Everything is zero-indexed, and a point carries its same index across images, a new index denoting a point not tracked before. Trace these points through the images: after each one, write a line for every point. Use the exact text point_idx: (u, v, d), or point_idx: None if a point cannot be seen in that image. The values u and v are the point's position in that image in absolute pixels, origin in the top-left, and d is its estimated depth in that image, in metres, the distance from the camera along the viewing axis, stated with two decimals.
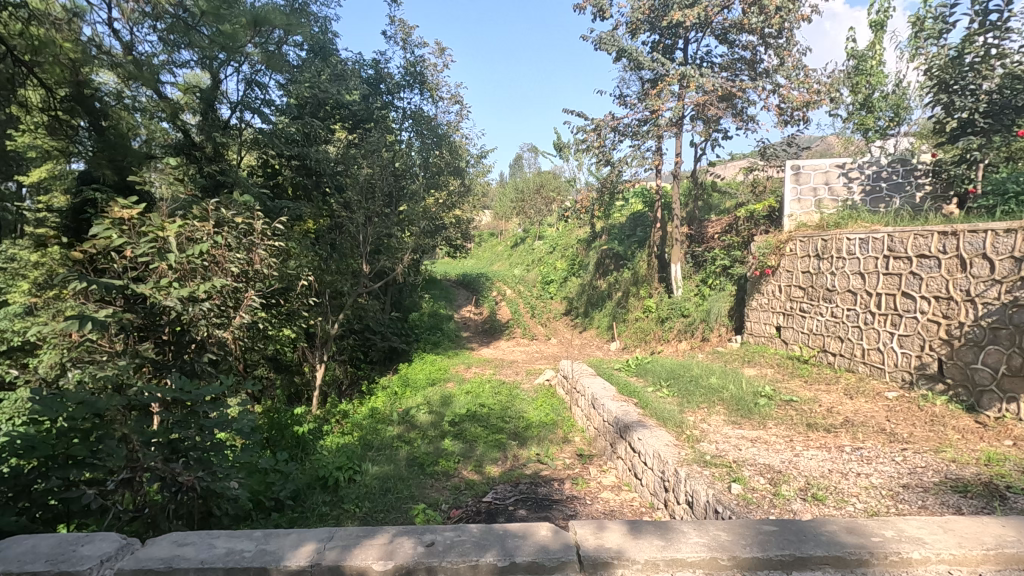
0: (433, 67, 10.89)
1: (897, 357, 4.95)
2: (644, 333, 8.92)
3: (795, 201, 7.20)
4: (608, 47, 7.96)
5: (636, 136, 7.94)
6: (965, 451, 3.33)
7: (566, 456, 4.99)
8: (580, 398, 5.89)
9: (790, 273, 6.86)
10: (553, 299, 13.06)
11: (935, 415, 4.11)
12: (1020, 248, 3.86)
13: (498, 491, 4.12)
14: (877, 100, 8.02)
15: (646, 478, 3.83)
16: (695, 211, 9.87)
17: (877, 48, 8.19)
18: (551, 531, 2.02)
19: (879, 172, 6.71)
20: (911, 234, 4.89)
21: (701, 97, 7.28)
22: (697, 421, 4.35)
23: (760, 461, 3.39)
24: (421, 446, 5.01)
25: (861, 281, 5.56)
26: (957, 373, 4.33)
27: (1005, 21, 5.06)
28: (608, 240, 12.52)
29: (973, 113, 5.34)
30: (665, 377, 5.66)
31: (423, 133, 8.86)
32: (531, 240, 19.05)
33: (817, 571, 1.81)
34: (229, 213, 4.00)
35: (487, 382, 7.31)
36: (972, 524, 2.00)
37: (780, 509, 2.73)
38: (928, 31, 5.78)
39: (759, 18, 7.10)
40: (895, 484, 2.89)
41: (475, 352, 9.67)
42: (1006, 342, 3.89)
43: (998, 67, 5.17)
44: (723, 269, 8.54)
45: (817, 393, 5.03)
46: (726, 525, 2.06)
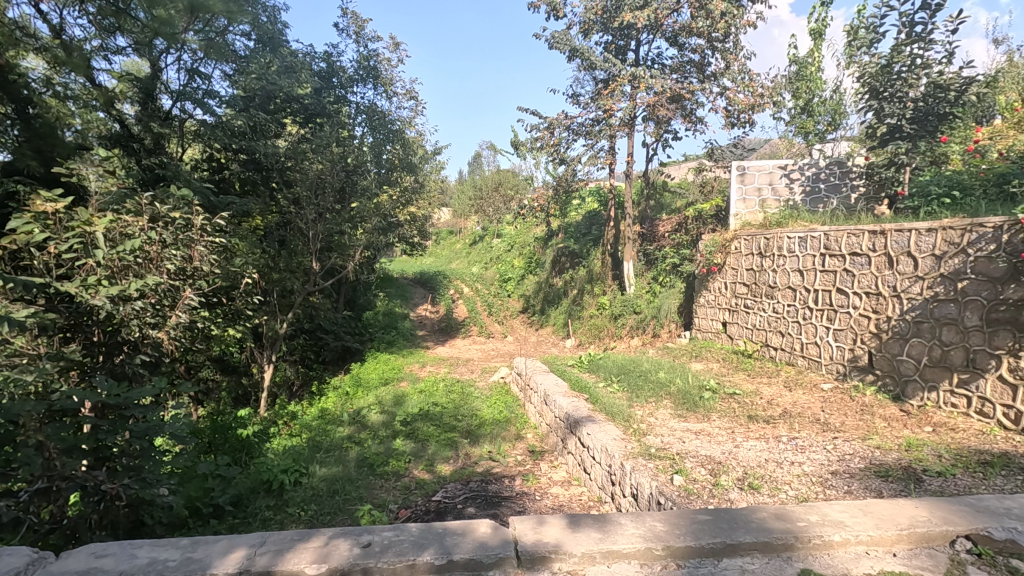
0: (388, 61, 10.74)
1: (832, 350, 5.20)
2: (598, 330, 9.06)
3: (741, 202, 7.44)
4: (562, 47, 8.02)
5: (589, 136, 8.04)
6: (890, 438, 3.53)
7: (518, 453, 5.01)
8: (533, 395, 5.92)
9: (735, 270, 7.10)
10: (511, 297, 13.09)
11: (865, 405, 4.33)
12: (939, 247, 4.10)
13: (447, 489, 4.11)
14: (816, 105, 8.38)
15: (595, 472, 3.89)
16: (648, 210, 10.08)
17: (816, 55, 8.55)
18: (491, 528, 2.02)
19: (817, 174, 6.99)
20: (845, 233, 5.14)
21: (652, 98, 7.42)
22: (645, 415, 4.45)
23: (702, 453, 3.49)
24: (372, 446, 4.93)
25: (800, 278, 5.80)
26: (885, 365, 4.58)
27: (929, 33, 5.37)
28: (563, 238, 12.62)
29: (901, 119, 5.67)
30: (616, 373, 5.77)
31: (377, 130, 8.68)
32: (489, 238, 19.03)
33: (746, 557, 1.88)
34: (165, 207, 3.78)
35: (442, 381, 7.26)
36: (890, 507, 2.12)
37: (719, 499, 2.81)
38: (861, 41, 6.09)
39: (705, 22, 7.27)
40: (825, 471, 3.03)
41: (430, 351, 9.60)
42: (928, 334, 4.15)
43: (923, 77, 5.49)
44: (673, 267, 8.79)
45: (758, 385, 5.23)
46: (664, 516, 2.11)
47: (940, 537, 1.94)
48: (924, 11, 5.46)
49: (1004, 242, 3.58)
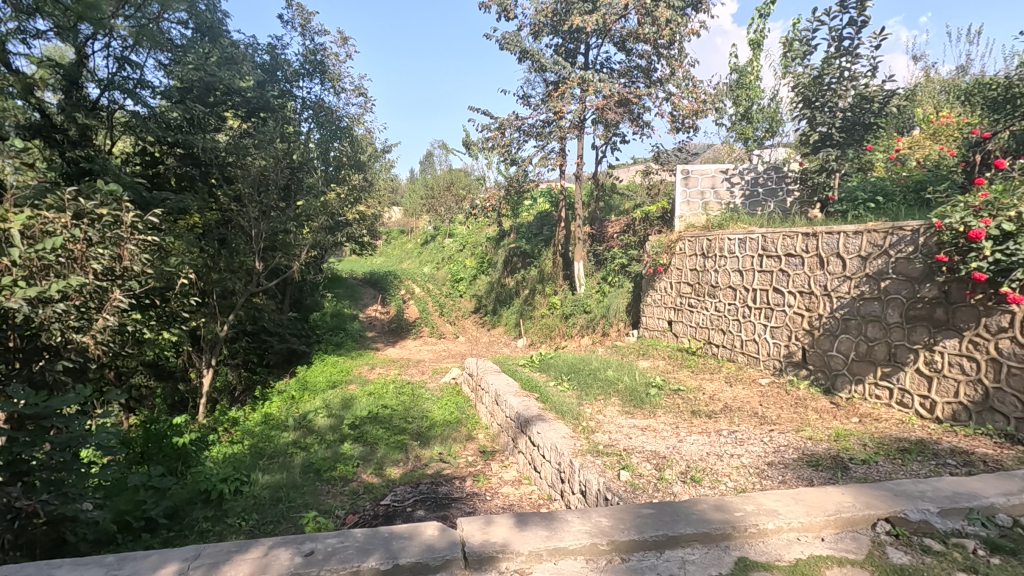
0: (335, 56, 10.48)
1: (769, 347, 5.45)
2: (549, 329, 9.14)
3: (685, 203, 7.62)
4: (512, 48, 8.06)
5: (540, 137, 8.10)
6: (821, 429, 3.73)
7: (469, 454, 4.99)
8: (484, 395, 5.91)
9: (680, 270, 7.32)
10: (463, 298, 13.02)
11: (799, 398, 4.57)
12: (864, 249, 4.36)
13: (397, 493, 4.05)
14: (755, 112, 8.77)
15: (545, 470, 3.93)
16: (597, 211, 10.25)
17: (755, 64, 8.93)
18: (438, 530, 2.01)
19: (755, 179, 7.36)
20: (781, 235, 5.39)
21: (601, 101, 7.55)
22: (594, 412, 4.53)
23: (648, 448, 3.59)
24: (318, 451, 4.79)
25: (740, 278, 6.04)
26: (816, 360, 4.85)
27: (856, 48, 5.72)
28: (515, 238, 12.66)
29: (831, 128, 6.01)
30: (566, 372, 5.84)
31: (323, 126, 8.44)
32: (441, 238, 18.87)
33: (686, 548, 1.94)
34: (90, 203, 3.55)
35: (391, 383, 7.14)
36: (820, 495, 2.25)
37: (663, 493, 2.88)
38: (795, 52, 6.42)
39: (651, 29, 7.47)
40: (762, 463, 3.17)
41: (380, 353, 9.43)
42: (856, 331, 4.42)
43: (850, 88, 5.83)
44: (622, 267, 9.00)
45: (701, 381, 5.42)
46: (609, 511, 2.16)
47: (862, 521, 2.08)
48: (852, 27, 5.83)
49: (919, 244, 3.84)
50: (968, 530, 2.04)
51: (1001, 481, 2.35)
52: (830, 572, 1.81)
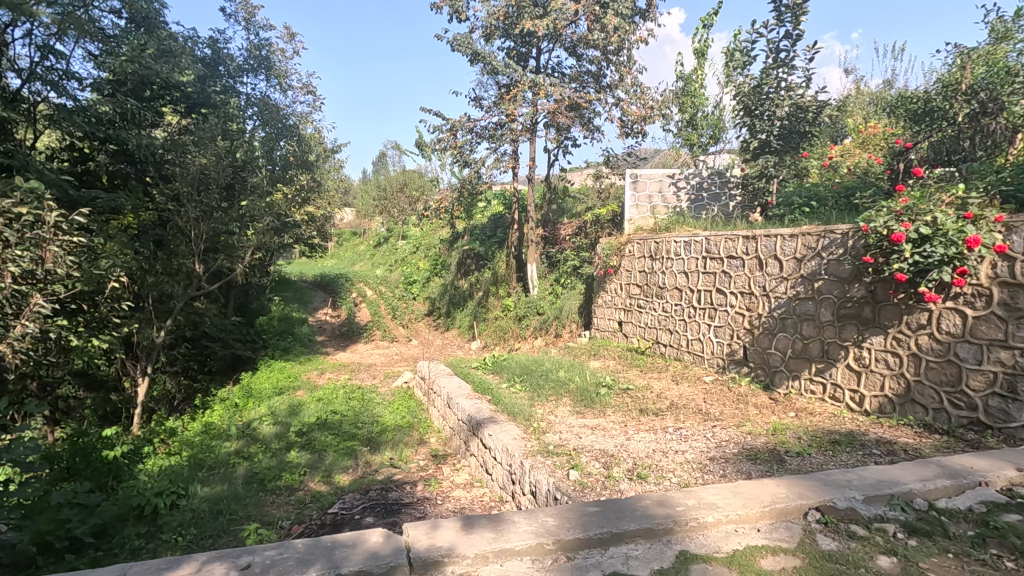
0: (282, 52, 10.17)
1: (713, 345, 5.65)
2: (502, 331, 9.16)
3: (634, 208, 7.81)
4: (464, 50, 8.05)
5: (492, 139, 8.11)
6: (760, 424, 3.89)
7: (420, 458, 4.93)
8: (437, 399, 5.86)
9: (629, 272, 7.49)
10: (416, 300, 12.87)
11: (741, 394, 4.75)
12: (799, 251, 4.58)
13: (346, 500, 3.96)
14: (699, 119, 9.09)
15: (496, 472, 3.93)
16: (550, 213, 10.34)
17: (699, 73, 9.24)
18: (382, 536, 1.98)
19: (700, 184, 7.61)
20: (723, 237, 5.59)
21: (552, 105, 7.64)
22: (545, 413, 4.57)
23: (597, 447, 3.65)
24: (263, 460, 4.62)
25: (686, 279, 6.23)
26: (757, 358, 5.06)
27: (791, 59, 6.01)
28: (468, 240, 12.63)
29: (770, 136, 6.31)
30: (519, 373, 5.86)
31: (268, 123, 8.16)
32: (394, 240, 18.58)
33: (630, 544, 1.98)
34: (7, 201, 3.17)
35: (341, 388, 6.97)
36: (756, 487, 2.34)
37: (611, 490, 2.93)
38: (736, 62, 6.69)
39: (600, 35, 7.62)
40: (704, 458, 3.28)
41: (330, 357, 9.20)
42: (792, 329, 4.64)
43: (787, 98, 6.12)
44: (574, 269, 9.13)
45: (649, 380, 5.56)
46: (556, 511, 2.18)
47: (795, 510, 2.18)
48: (788, 40, 6.12)
49: (848, 246, 4.06)
50: (889, 514, 2.17)
51: (919, 468, 2.52)
52: (763, 561, 1.89)
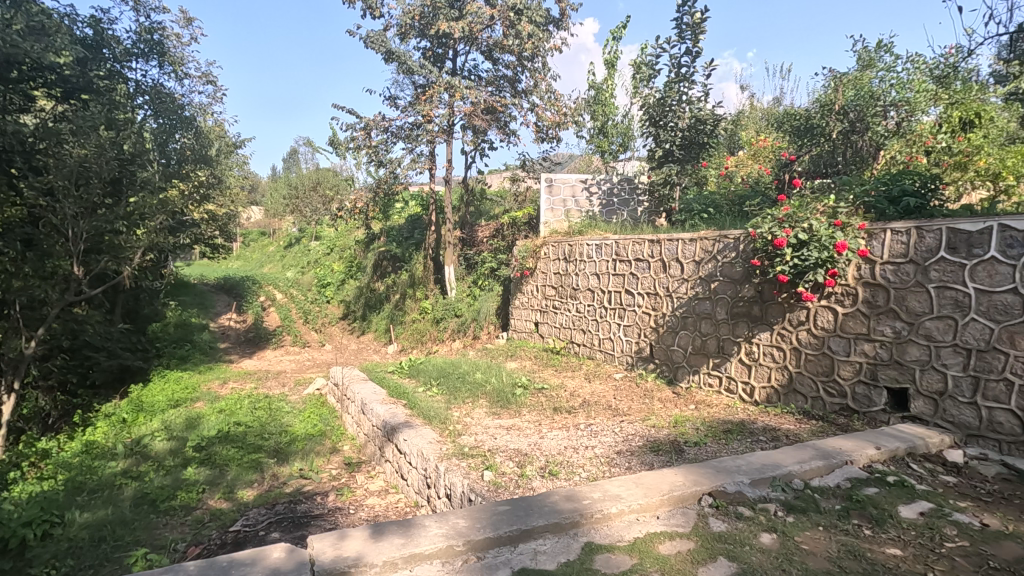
0: (177, 37, 9.43)
1: (622, 344, 5.92)
2: (420, 334, 9.03)
3: (549, 212, 8.01)
4: (377, 47, 7.87)
5: (408, 139, 7.99)
6: (663, 417, 4.13)
7: (332, 467, 4.76)
8: (350, 405, 5.68)
9: (544, 274, 7.66)
10: (330, 304, 12.38)
11: (647, 389, 5.02)
12: (697, 254, 4.91)
13: (249, 517, 3.74)
14: (610, 128, 9.49)
15: (411, 477, 3.89)
16: (467, 215, 10.31)
17: (609, 82, 9.64)
18: (285, 551, 1.90)
19: (610, 189, 7.94)
20: (630, 241, 5.87)
21: (468, 107, 7.67)
22: (461, 415, 4.56)
23: (511, 446, 3.70)
24: (155, 479, 4.25)
25: (597, 281, 6.47)
26: (661, 354, 5.36)
27: (691, 75, 6.44)
28: (385, 242, 12.32)
29: (673, 145, 6.72)
30: (436, 376, 5.82)
31: (162, 114, 7.53)
32: (306, 241, 17.76)
33: (539, 539, 2.04)
34: None
35: (246, 397, 6.57)
36: (657, 476, 2.49)
37: (523, 488, 2.98)
38: (642, 75, 7.07)
39: (515, 41, 7.75)
40: (612, 452, 3.42)
41: (234, 365, 8.64)
42: (692, 327, 4.97)
43: (687, 110, 6.53)
44: (491, 271, 9.19)
45: (563, 379, 5.73)
46: (466, 513, 2.21)
47: (690, 497, 2.34)
48: (688, 57, 6.54)
49: (740, 250, 4.41)
50: (771, 495, 2.39)
51: (798, 451, 2.79)
52: (662, 546, 2.00)
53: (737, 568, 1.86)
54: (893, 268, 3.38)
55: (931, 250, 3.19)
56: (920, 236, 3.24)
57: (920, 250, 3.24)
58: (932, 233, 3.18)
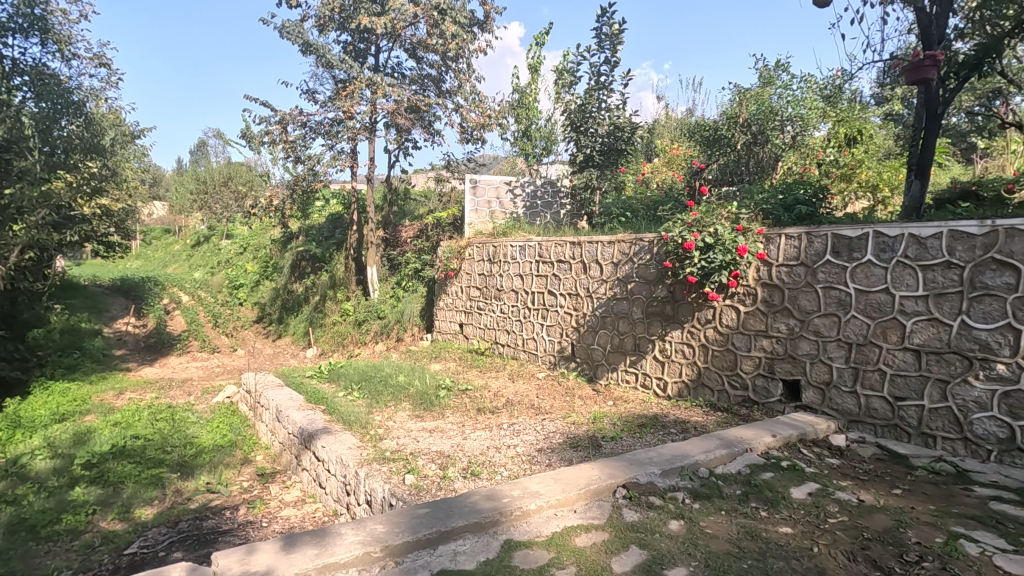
0: (64, 14, 8.55)
1: (545, 343, 6.05)
2: (340, 337, 8.74)
3: (473, 212, 7.98)
4: (294, 38, 7.54)
5: (328, 135, 7.69)
6: (583, 414, 4.26)
7: (243, 479, 4.49)
8: (264, 412, 5.40)
9: (469, 275, 7.66)
10: (243, 306, 11.69)
11: (568, 387, 5.15)
12: (616, 256, 5.10)
13: (148, 537, 3.47)
14: (533, 131, 9.64)
15: (329, 485, 3.76)
16: (391, 215, 10.09)
17: (533, 87, 9.80)
18: (185, 572, 1.79)
19: (534, 192, 8.08)
20: (553, 243, 6.00)
21: (391, 105, 7.52)
22: (383, 419, 4.47)
23: (433, 449, 3.67)
24: (34, 503, 3.83)
25: (521, 282, 6.55)
26: (582, 353, 5.53)
27: (609, 83, 6.69)
28: (303, 241, 11.79)
29: (593, 151, 6.96)
30: (357, 380, 5.64)
31: (42, 96, 6.78)
32: (215, 240, 16.65)
33: (458, 540, 2.05)
34: None
35: (145, 408, 6.06)
36: (575, 472, 2.58)
37: (445, 490, 2.97)
38: (564, 81, 7.25)
39: (439, 40, 7.68)
40: (533, 450, 3.49)
41: (132, 374, 7.95)
42: (610, 326, 5.16)
43: (606, 117, 6.78)
44: (416, 271, 9.07)
45: (487, 379, 5.75)
46: (384, 518, 2.17)
47: (606, 490, 2.43)
48: (607, 66, 6.79)
49: (654, 252, 4.64)
50: (680, 483, 2.54)
51: (705, 441, 2.98)
52: (578, 539, 2.07)
53: (647, 555, 1.96)
54: (787, 270, 3.69)
55: (819, 253, 3.50)
56: (810, 241, 3.55)
57: (809, 253, 3.56)
58: (819, 239, 3.50)
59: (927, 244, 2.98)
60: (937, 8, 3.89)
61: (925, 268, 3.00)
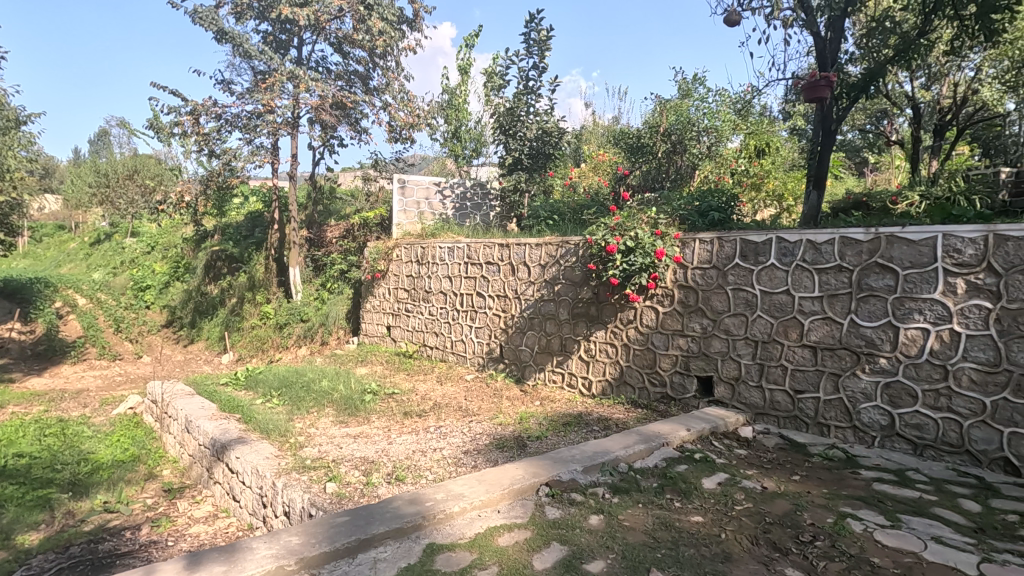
0: None
1: (474, 345, 6.05)
2: (260, 342, 8.32)
3: (402, 212, 7.84)
4: (207, 24, 7.10)
5: (246, 129, 7.30)
6: (510, 414, 4.30)
7: (146, 497, 4.16)
8: (172, 423, 5.03)
9: (396, 276, 7.52)
10: (150, 310, 10.84)
11: (496, 389, 5.19)
12: (543, 258, 5.19)
13: (31, 566, 3.13)
14: (463, 133, 9.61)
15: (244, 498, 3.56)
16: (315, 214, 9.72)
17: (463, 88, 9.77)
18: None
19: (463, 194, 8.06)
20: (481, 244, 6.02)
21: (315, 100, 7.25)
22: (305, 426, 4.29)
23: (357, 455, 3.58)
24: None
25: (450, 283, 6.51)
26: (510, 355, 5.58)
27: (537, 88, 6.81)
28: (218, 239, 11.11)
29: (521, 154, 7.06)
30: (276, 386, 5.39)
31: None
32: (119, 238, 15.32)
33: (379, 547, 2.01)
34: None
35: (31, 423, 5.47)
36: (500, 472, 2.60)
37: (368, 497, 2.89)
38: (494, 84, 7.29)
39: (365, 37, 7.50)
40: (460, 452, 3.48)
41: (16, 385, 7.16)
42: (538, 327, 5.24)
43: (534, 122, 6.89)
44: (341, 272, 8.79)
45: (415, 383, 5.66)
46: (301, 529, 2.09)
47: (529, 488, 2.47)
48: (535, 71, 6.91)
49: (579, 255, 4.77)
50: (600, 479, 2.63)
51: (625, 437, 3.09)
52: (500, 539, 2.08)
53: (567, 550, 2.01)
54: (700, 273, 3.90)
55: (728, 257, 3.74)
56: (720, 245, 3.78)
57: (720, 257, 3.78)
58: (730, 243, 3.73)
59: (822, 249, 3.26)
60: (832, 34, 4.27)
61: (820, 271, 3.27)
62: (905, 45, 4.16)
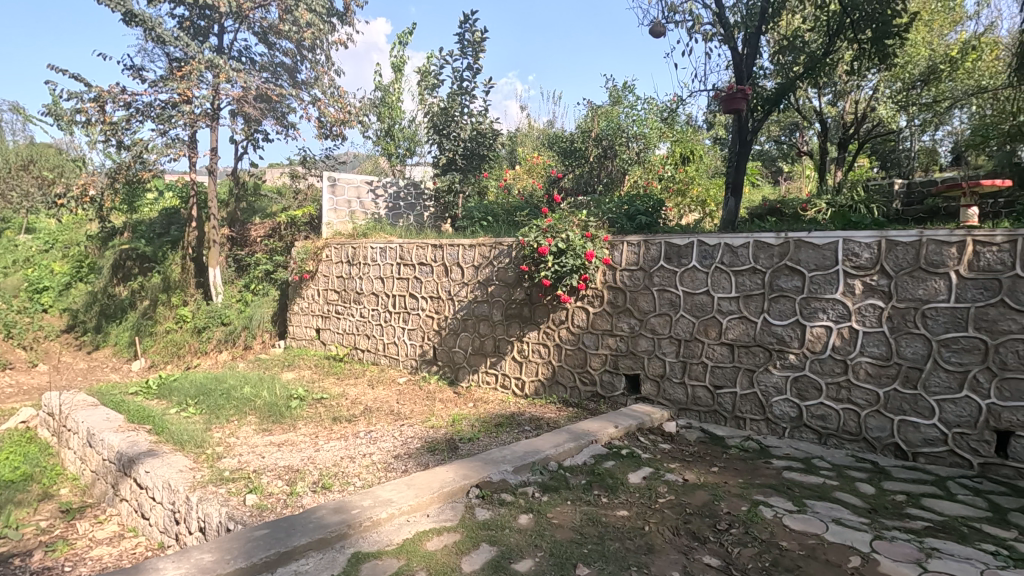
0: None
1: (406, 348, 5.95)
2: (175, 347, 7.78)
3: (332, 212, 7.57)
4: (114, 5, 6.57)
5: (160, 120, 6.82)
6: (442, 417, 4.26)
7: (40, 519, 3.78)
8: (72, 437, 4.61)
9: (326, 277, 7.27)
10: (47, 313, 9.87)
11: (429, 391, 5.13)
12: (476, 259, 5.18)
13: None
14: (396, 131, 9.43)
15: (155, 515, 3.32)
16: (237, 211, 9.22)
17: (396, 86, 9.59)
18: None
19: (397, 193, 7.92)
20: (414, 245, 5.93)
21: (237, 92, 6.89)
22: (224, 436, 4.06)
23: (280, 464, 3.42)
24: None
25: (382, 284, 6.37)
26: (444, 356, 5.53)
27: (472, 89, 6.80)
28: (128, 237, 10.29)
29: (455, 155, 7.02)
30: (193, 394, 5.06)
31: None
32: (9, 234, 13.82)
33: (300, 559, 1.93)
34: None
35: None
36: (429, 476, 2.56)
37: (292, 507, 2.78)
38: (428, 83, 7.21)
39: (292, 28, 7.21)
40: (390, 457, 3.41)
41: None
42: (471, 329, 5.23)
43: (469, 123, 6.88)
44: (267, 273, 8.40)
45: (345, 387, 5.49)
46: (215, 545, 1.98)
47: (459, 490, 2.46)
48: (470, 72, 6.90)
49: (513, 256, 4.80)
50: (530, 478, 2.65)
51: (555, 436, 3.14)
52: (429, 543, 2.06)
53: (496, 551, 2.01)
54: (629, 274, 4.03)
55: (654, 259, 3.88)
56: (646, 247, 3.92)
57: (646, 259, 3.92)
58: (655, 246, 3.87)
59: (739, 252, 3.45)
60: (748, 49, 4.53)
61: (737, 273, 3.47)
62: (813, 64, 4.47)
